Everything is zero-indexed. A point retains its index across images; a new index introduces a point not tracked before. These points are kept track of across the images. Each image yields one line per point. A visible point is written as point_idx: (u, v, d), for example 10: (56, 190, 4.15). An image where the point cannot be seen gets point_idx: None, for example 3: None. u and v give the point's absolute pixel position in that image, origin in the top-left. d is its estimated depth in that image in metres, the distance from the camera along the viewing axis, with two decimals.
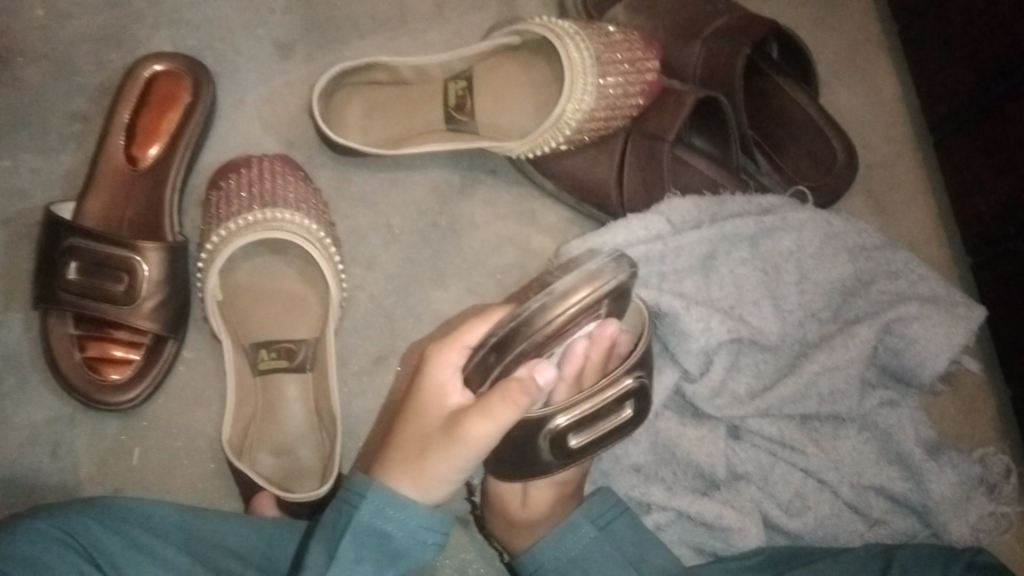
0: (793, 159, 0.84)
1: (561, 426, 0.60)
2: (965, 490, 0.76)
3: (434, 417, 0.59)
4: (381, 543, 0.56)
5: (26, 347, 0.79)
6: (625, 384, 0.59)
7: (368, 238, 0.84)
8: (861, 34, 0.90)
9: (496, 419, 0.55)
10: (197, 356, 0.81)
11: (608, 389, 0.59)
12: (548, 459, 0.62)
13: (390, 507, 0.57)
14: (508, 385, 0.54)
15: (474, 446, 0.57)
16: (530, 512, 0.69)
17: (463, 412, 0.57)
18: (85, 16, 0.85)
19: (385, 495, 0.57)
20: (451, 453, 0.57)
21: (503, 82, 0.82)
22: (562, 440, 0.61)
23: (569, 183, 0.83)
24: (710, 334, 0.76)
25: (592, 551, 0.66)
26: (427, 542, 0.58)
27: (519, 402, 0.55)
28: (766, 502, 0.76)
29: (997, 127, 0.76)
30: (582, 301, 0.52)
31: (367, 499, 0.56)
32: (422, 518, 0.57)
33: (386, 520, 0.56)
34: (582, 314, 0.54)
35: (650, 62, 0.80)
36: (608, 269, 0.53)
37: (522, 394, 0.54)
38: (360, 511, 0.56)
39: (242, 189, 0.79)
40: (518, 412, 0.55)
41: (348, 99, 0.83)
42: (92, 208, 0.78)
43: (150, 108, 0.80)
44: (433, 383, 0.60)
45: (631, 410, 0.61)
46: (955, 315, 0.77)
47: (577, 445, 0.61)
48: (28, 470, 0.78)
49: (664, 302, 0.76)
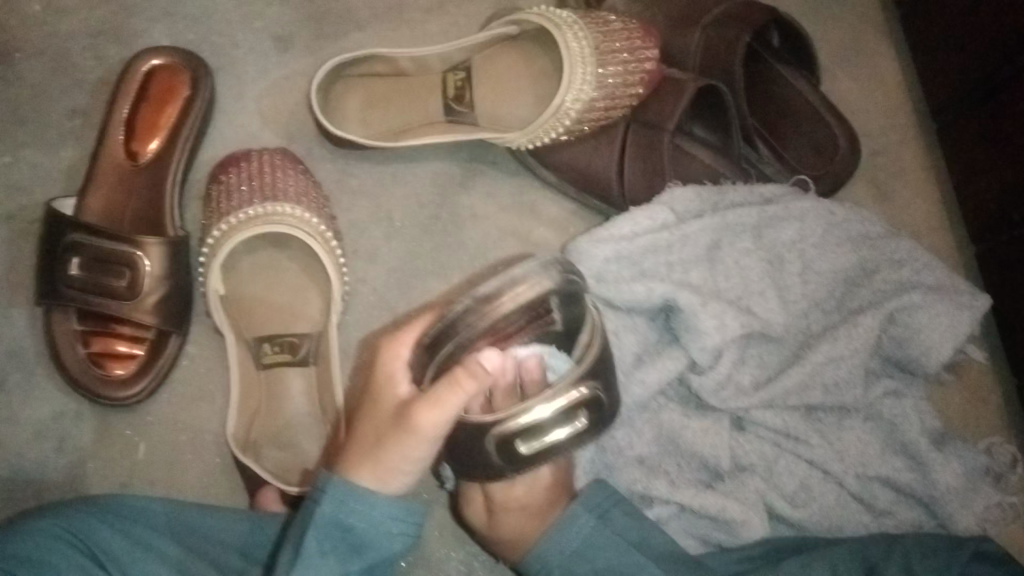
0: (796, 148, 0.83)
1: (508, 430, 0.60)
2: (970, 481, 0.75)
3: (387, 411, 0.60)
4: (348, 536, 0.57)
5: (30, 343, 0.80)
6: (572, 395, 0.59)
7: (369, 232, 0.84)
8: (864, 20, 0.89)
9: (447, 404, 0.56)
10: (200, 351, 0.81)
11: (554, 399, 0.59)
12: (497, 464, 0.62)
13: (354, 500, 0.57)
14: (454, 369, 0.55)
15: (427, 434, 0.58)
16: (502, 512, 0.70)
17: (412, 403, 0.58)
18: (83, 11, 0.85)
19: (345, 489, 0.57)
20: (406, 442, 0.58)
21: (502, 72, 0.81)
22: (511, 447, 0.61)
23: (571, 173, 0.83)
24: (725, 331, 0.76)
25: (596, 540, 0.65)
26: (394, 532, 0.59)
27: (467, 386, 0.56)
28: (771, 493, 0.75)
29: (1002, 112, 0.75)
30: (511, 303, 0.52)
31: (328, 494, 0.57)
32: (386, 508, 0.58)
33: (349, 513, 0.57)
34: (515, 317, 0.53)
35: (649, 51, 0.79)
36: (535, 273, 0.52)
37: (470, 378, 0.55)
38: (323, 506, 0.57)
39: (242, 183, 0.79)
40: (467, 395, 0.56)
41: (347, 91, 0.82)
42: (93, 204, 0.78)
43: (149, 103, 0.80)
44: (384, 379, 0.61)
45: (584, 422, 0.60)
46: (958, 304, 0.76)
47: (526, 452, 0.61)
48: (34, 465, 0.78)
49: (680, 299, 0.75)
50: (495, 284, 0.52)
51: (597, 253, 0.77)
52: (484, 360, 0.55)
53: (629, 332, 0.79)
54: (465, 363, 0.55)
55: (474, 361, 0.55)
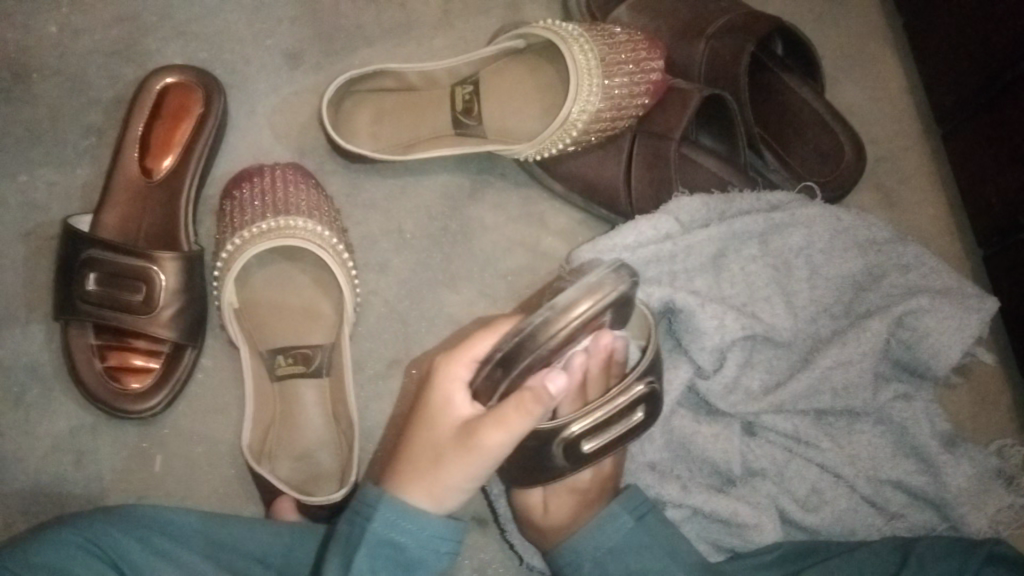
0: (801, 155, 0.84)
1: (575, 434, 0.62)
2: (982, 482, 0.75)
3: (443, 427, 0.59)
4: (397, 555, 0.56)
5: (48, 358, 0.81)
6: (637, 390, 0.61)
7: (381, 243, 0.85)
8: (867, 28, 0.90)
9: (513, 427, 0.55)
10: (215, 364, 0.82)
11: (618, 396, 0.61)
12: (561, 463, 0.64)
13: (405, 519, 0.56)
14: (523, 393, 0.54)
15: (488, 455, 0.56)
16: (554, 504, 0.71)
17: (475, 422, 0.57)
18: (97, 31, 0.86)
19: (397, 507, 0.56)
20: (466, 463, 0.57)
21: (509, 85, 0.83)
22: (576, 446, 0.63)
23: (578, 184, 0.84)
24: (724, 330, 0.76)
25: (631, 540, 0.65)
26: (442, 551, 0.57)
27: (534, 410, 0.54)
28: (783, 497, 0.76)
29: (1005, 118, 0.76)
30: (587, 312, 0.51)
31: (378, 510, 0.56)
32: (437, 528, 0.57)
33: (399, 531, 0.56)
34: (587, 324, 0.53)
35: (654, 62, 0.80)
36: (607, 280, 0.52)
37: (536, 402, 0.54)
38: (373, 522, 0.56)
39: (255, 198, 0.80)
40: (534, 419, 0.55)
41: (357, 106, 0.84)
42: (109, 220, 0.79)
43: (163, 120, 0.81)
44: (442, 394, 0.59)
45: (642, 414, 0.63)
46: (967, 306, 0.76)
47: (590, 450, 0.63)
48: (52, 478, 0.79)
49: (677, 300, 0.76)
50: (574, 293, 0.52)
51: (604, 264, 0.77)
52: (552, 383, 0.54)
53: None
54: (532, 387, 0.53)
55: (541, 385, 0.54)
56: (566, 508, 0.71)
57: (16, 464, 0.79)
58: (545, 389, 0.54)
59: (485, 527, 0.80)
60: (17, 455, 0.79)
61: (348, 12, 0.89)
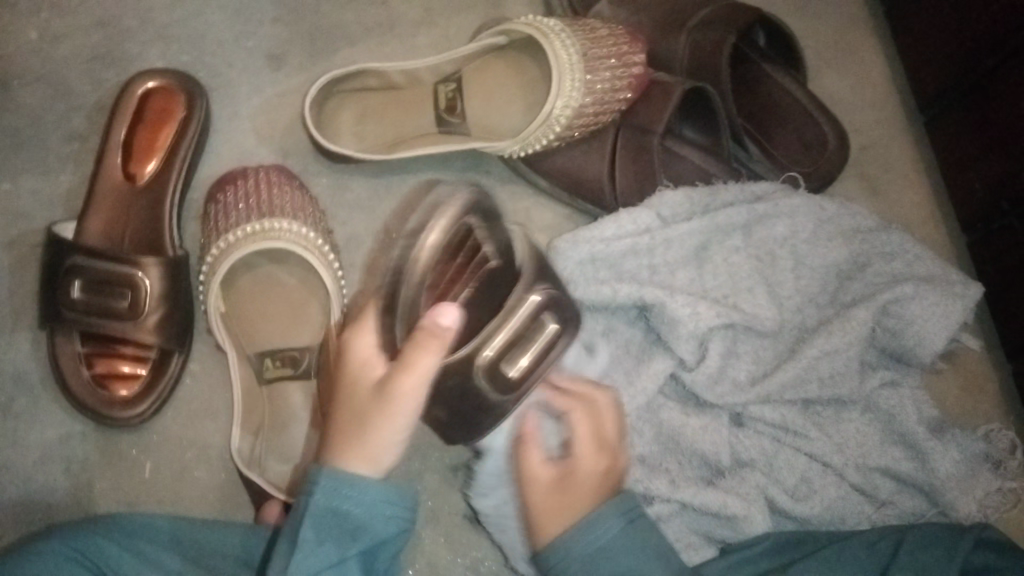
0: (785, 145, 0.84)
1: (491, 357, 0.67)
2: (968, 467, 0.76)
3: (362, 392, 0.60)
4: (342, 523, 0.55)
5: (35, 366, 0.81)
6: (533, 301, 0.67)
7: (366, 244, 0.85)
8: (847, 16, 0.90)
9: (421, 368, 0.58)
10: (204, 368, 0.82)
11: (518, 311, 0.67)
12: (495, 398, 0.68)
13: (346, 486, 0.56)
14: (419, 336, 0.57)
15: (409, 402, 0.59)
16: (568, 487, 0.66)
17: (387, 375, 0.59)
18: (77, 36, 0.86)
19: (337, 477, 0.56)
20: (391, 414, 0.58)
21: (492, 82, 0.83)
22: (498, 372, 0.68)
23: (563, 179, 0.84)
24: (699, 318, 0.76)
25: (620, 543, 0.61)
26: (389, 516, 0.57)
27: (434, 348, 0.58)
28: (773, 488, 0.76)
29: (987, 104, 0.76)
30: (436, 237, 0.61)
31: (320, 484, 0.56)
32: (378, 491, 0.57)
33: (343, 500, 0.56)
34: (448, 249, 0.62)
35: (636, 55, 0.81)
36: (448, 196, 0.63)
37: (433, 339, 0.57)
38: (316, 497, 0.56)
39: (239, 201, 0.80)
40: (438, 356, 0.58)
41: (341, 106, 0.84)
42: (92, 226, 0.78)
43: (145, 125, 0.81)
44: (354, 364, 0.61)
45: (554, 326, 0.69)
46: (953, 294, 0.77)
47: (516, 375, 0.68)
48: (43, 487, 0.79)
49: (648, 296, 0.77)
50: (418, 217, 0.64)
51: (572, 253, 0.78)
52: (443, 318, 0.58)
53: (610, 335, 0.81)
54: (425, 324, 0.57)
55: (433, 322, 0.57)
56: (579, 496, 0.65)
57: (6, 473, 0.79)
58: (439, 324, 0.57)
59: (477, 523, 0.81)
60: (6, 464, 0.79)
61: (329, 11, 0.88)
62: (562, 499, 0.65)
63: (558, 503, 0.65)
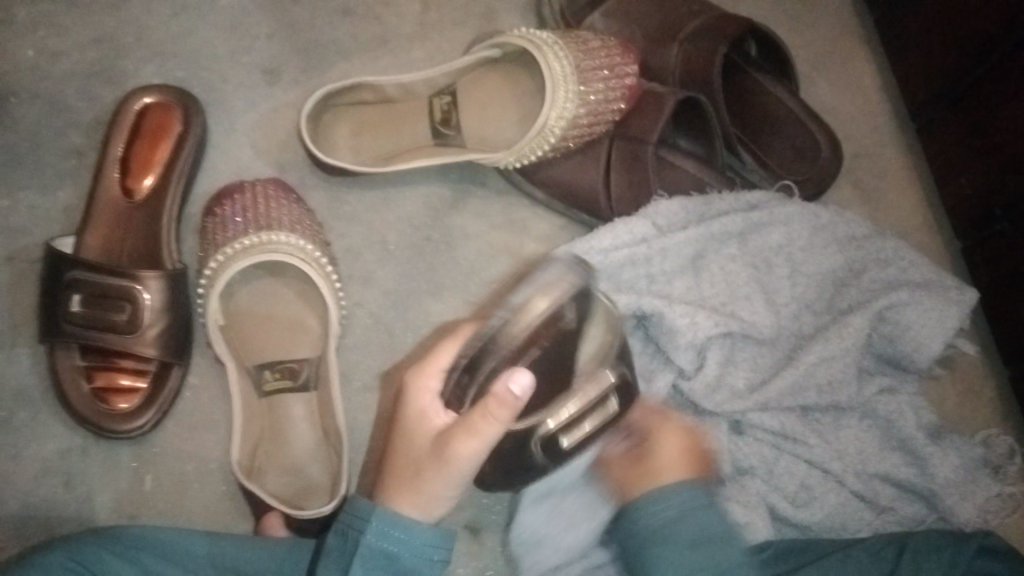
0: (778, 154, 0.84)
1: (552, 429, 0.62)
2: (968, 472, 0.76)
3: (422, 442, 0.62)
4: (389, 563, 0.59)
5: (35, 380, 0.81)
6: (607, 379, 0.62)
7: (364, 255, 0.85)
8: (839, 25, 0.91)
9: (484, 435, 0.57)
10: (202, 381, 0.82)
11: (591, 386, 0.62)
12: (538, 461, 0.64)
13: (391, 528, 0.59)
14: (486, 402, 0.55)
15: (463, 464, 0.59)
16: (654, 454, 0.70)
17: (447, 433, 0.59)
18: (75, 53, 0.87)
19: (388, 518, 0.59)
20: (446, 473, 0.59)
21: (487, 94, 0.83)
22: (554, 443, 0.63)
23: (559, 190, 0.84)
24: (697, 328, 0.77)
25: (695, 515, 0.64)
26: (433, 559, 0.60)
27: (502, 416, 0.55)
28: (772, 495, 0.76)
29: (975, 113, 0.77)
30: (544, 307, 0.53)
31: (371, 523, 0.59)
32: (428, 537, 0.59)
33: (391, 541, 0.59)
34: (544, 328, 0.54)
35: (628, 67, 0.81)
36: (562, 278, 0.54)
37: (504, 407, 0.55)
38: (365, 534, 0.58)
39: (237, 214, 0.80)
40: (501, 426, 0.56)
41: (337, 120, 0.84)
42: (91, 240, 0.79)
43: (143, 140, 0.82)
44: (418, 408, 0.62)
45: (616, 406, 0.64)
46: (947, 299, 0.78)
47: (567, 446, 0.63)
48: (43, 501, 0.79)
49: (645, 306, 0.77)
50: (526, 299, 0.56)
51: None
52: (514, 384, 0.54)
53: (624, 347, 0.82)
54: (494, 395, 0.54)
55: (502, 390, 0.54)
56: (673, 461, 0.69)
57: (6, 488, 0.79)
58: (508, 393, 0.54)
59: (478, 534, 0.81)
60: (6, 479, 0.79)
61: (324, 27, 0.89)
62: (648, 465, 0.70)
63: (644, 468, 0.70)
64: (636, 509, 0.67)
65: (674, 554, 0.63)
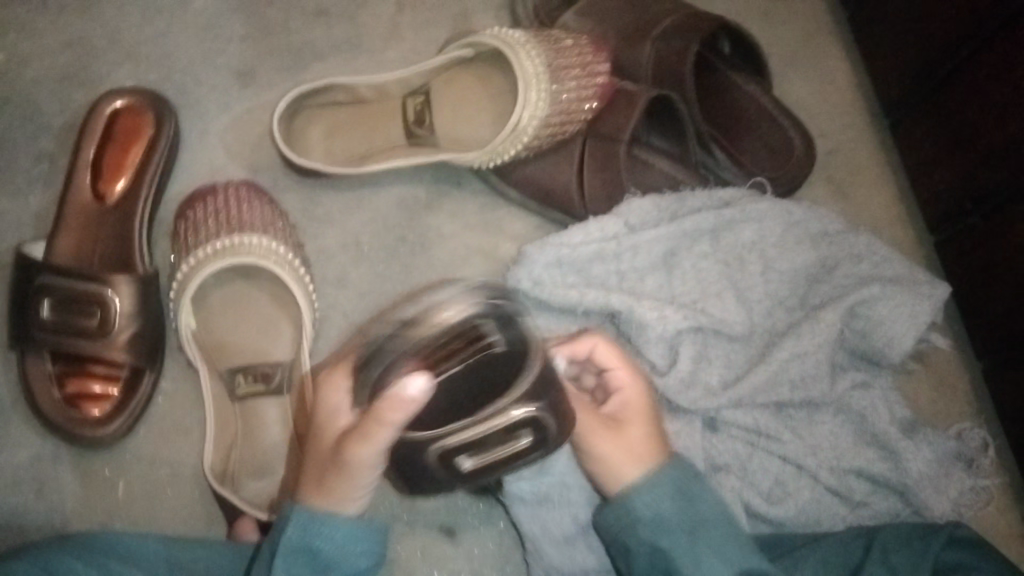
0: (751, 152, 0.84)
1: (447, 446, 0.56)
2: (942, 467, 0.77)
3: (328, 443, 0.62)
4: (313, 559, 0.60)
5: (7, 386, 0.80)
6: (514, 415, 0.54)
7: (338, 257, 0.85)
8: (810, 23, 0.92)
9: (377, 439, 0.56)
10: (175, 385, 0.82)
11: (495, 420, 0.54)
12: (437, 471, 0.58)
13: (316, 526, 0.60)
14: (377, 405, 0.54)
15: (364, 467, 0.58)
16: (630, 426, 0.67)
17: (346, 438, 0.59)
18: (45, 58, 0.86)
19: (307, 515, 0.60)
20: (347, 474, 0.59)
21: (460, 95, 0.83)
22: (450, 458, 0.57)
23: (534, 189, 0.84)
24: (667, 321, 0.77)
25: (668, 514, 0.63)
26: (360, 551, 0.62)
27: (394, 419, 0.54)
28: (747, 491, 0.76)
29: (948, 107, 0.78)
30: (455, 313, 0.53)
31: (292, 521, 0.60)
32: (348, 530, 0.61)
33: (315, 537, 0.60)
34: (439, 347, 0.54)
35: (599, 65, 0.81)
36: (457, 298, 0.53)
37: (396, 410, 0.54)
38: (288, 533, 0.60)
39: (208, 217, 0.80)
40: (394, 429, 0.55)
41: (309, 121, 0.84)
42: (62, 245, 0.78)
43: (114, 143, 0.81)
44: (325, 408, 0.63)
45: (528, 440, 0.57)
46: (920, 292, 0.78)
47: (468, 465, 0.58)
48: (14, 508, 0.78)
49: (615, 302, 0.78)
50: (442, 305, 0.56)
51: (541, 256, 0.78)
52: (409, 388, 0.52)
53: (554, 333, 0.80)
54: (387, 397, 0.53)
55: (397, 393, 0.53)
56: (639, 436, 0.67)
57: None
58: (401, 398, 0.53)
59: (455, 537, 0.80)
60: None
61: (297, 29, 0.89)
62: (628, 439, 0.66)
63: (637, 438, 0.67)
64: (625, 498, 0.64)
65: (669, 544, 0.62)
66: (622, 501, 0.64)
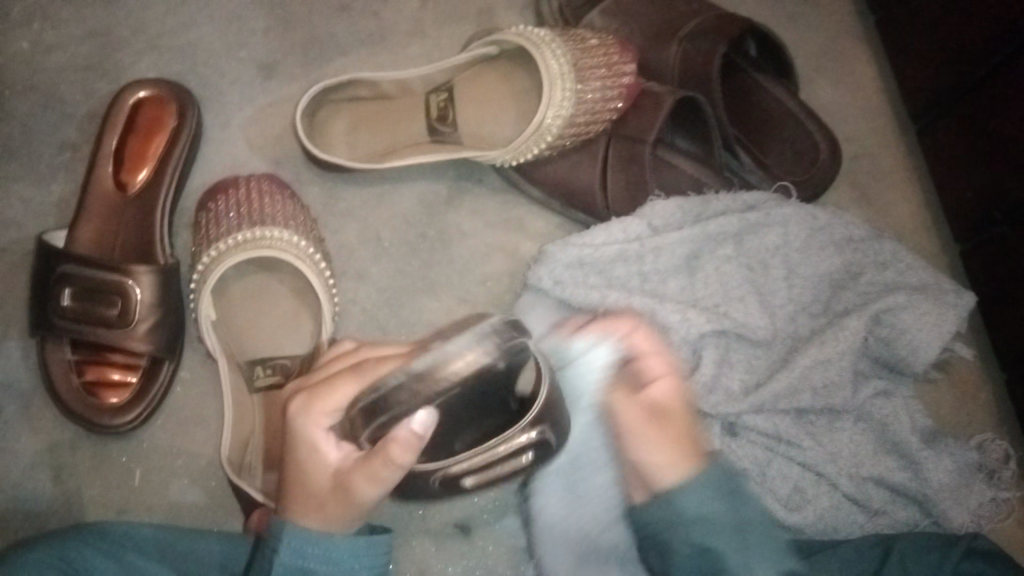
0: (778, 155, 0.83)
1: (453, 472, 0.57)
2: (963, 477, 0.76)
3: (318, 476, 0.59)
4: None
5: (25, 373, 0.80)
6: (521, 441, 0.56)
7: (358, 252, 0.85)
8: (837, 26, 0.91)
9: (384, 475, 0.55)
10: (192, 377, 0.82)
11: (499, 446, 0.56)
12: (436, 491, 0.59)
13: (310, 545, 0.57)
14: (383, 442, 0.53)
15: (368, 498, 0.57)
16: (669, 421, 0.60)
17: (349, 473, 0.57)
18: (70, 47, 0.86)
19: (300, 536, 0.57)
20: (349, 505, 0.58)
21: (484, 93, 0.83)
22: (453, 482, 0.57)
23: (557, 188, 0.84)
24: (690, 325, 0.77)
25: (715, 520, 0.56)
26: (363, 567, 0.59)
27: (399, 456, 0.53)
28: (767, 498, 0.76)
29: (978, 114, 0.76)
30: (466, 365, 0.48)
31: (284, 543, 0.57)
32: (349, 547, 0.58)
33: (310, 557, 0.57)
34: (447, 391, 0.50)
35: (626, 66, 0.80)
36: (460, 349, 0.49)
37: (400, 447, 0.53)
38: (282, 554, 0.57)
39: (230, 209, 0.80)
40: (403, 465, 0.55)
41: (333, 114, 0.84)
42: (85, 235, 0.78)
43: (137, 133, 0.81)
44: (309, 443, 0.59)
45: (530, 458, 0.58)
46: (944, 303, 0.77)
47: (470, 485, 0.58)
48: (30, 495, 0.78)
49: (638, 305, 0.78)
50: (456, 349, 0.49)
51: (562, 254, 0.78)
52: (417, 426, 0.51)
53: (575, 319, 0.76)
54: (392, 434, 0.52)
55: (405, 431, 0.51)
56: (681, 431, 0.60)
57: None
58: (408, 434, 0.52)
59: (469, 535, 0.80)
60: None
61: (321, 22, 0.89)
62: (671, 433, 0.59)
63: (670, 434, 0.59)
64: (669, 496, 0.57)
65: (714, 545, 0.55)
66: (667, 499, 0.57)
